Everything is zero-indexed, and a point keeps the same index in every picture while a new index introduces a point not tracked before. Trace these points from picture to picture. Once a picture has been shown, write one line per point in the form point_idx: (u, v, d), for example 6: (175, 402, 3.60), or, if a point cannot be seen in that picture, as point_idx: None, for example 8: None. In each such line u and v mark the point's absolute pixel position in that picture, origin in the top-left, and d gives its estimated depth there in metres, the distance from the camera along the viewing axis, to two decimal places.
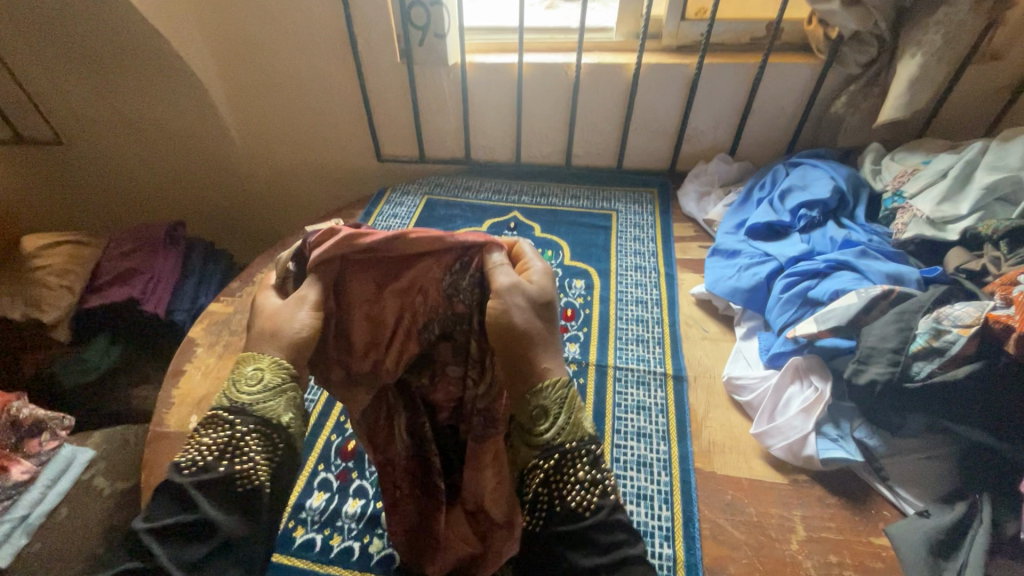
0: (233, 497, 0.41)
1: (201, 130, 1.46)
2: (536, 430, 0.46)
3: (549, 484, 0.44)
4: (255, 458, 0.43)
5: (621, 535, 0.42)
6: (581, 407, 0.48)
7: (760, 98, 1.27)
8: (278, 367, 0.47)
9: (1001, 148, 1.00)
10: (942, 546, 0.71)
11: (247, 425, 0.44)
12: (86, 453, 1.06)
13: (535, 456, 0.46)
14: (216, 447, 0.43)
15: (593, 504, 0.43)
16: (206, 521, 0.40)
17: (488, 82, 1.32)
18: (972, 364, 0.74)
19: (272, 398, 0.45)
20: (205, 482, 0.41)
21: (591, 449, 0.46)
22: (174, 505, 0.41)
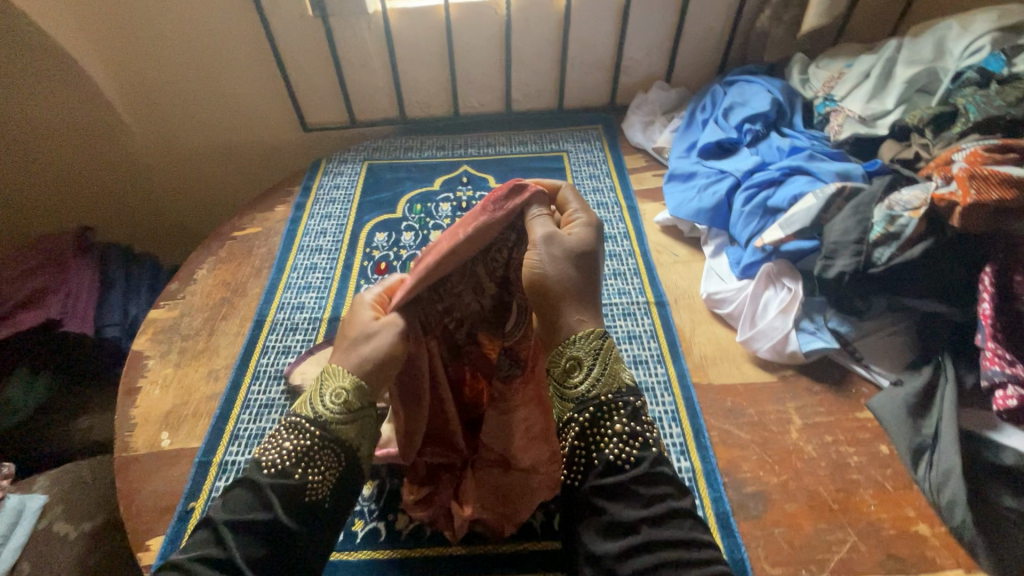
0: (303, 509, 0.46)
1: (86, 119, 1.26)
2: (571, 383, 0.50)
3: (587, 437, 0.48)
4: (321, 474, 0.48)
5: (665, 488, 0.45)
6: (616, 357, 0.51)
7: (689, 20, 1.28)
8: (360, 391, 0.51)
9: (914, 43, 1.07)
10: (918, 407, 0.78)
11: (324, 437, 0.49)
12: (37, 499, 0.93)
13: (571, 409, 0.49)
14: (295, 454, 0.47)
15: (633, 457, 0.46)
16: (278, 522, 0.44)
17: (414, 30, 1.23)
18: (924, 241, 0.81)
19: (350, 422, 0.50)
20: (282, 485, 0.46)
21: (629, 401, 0.49)
22: (252, 501, 0.45)
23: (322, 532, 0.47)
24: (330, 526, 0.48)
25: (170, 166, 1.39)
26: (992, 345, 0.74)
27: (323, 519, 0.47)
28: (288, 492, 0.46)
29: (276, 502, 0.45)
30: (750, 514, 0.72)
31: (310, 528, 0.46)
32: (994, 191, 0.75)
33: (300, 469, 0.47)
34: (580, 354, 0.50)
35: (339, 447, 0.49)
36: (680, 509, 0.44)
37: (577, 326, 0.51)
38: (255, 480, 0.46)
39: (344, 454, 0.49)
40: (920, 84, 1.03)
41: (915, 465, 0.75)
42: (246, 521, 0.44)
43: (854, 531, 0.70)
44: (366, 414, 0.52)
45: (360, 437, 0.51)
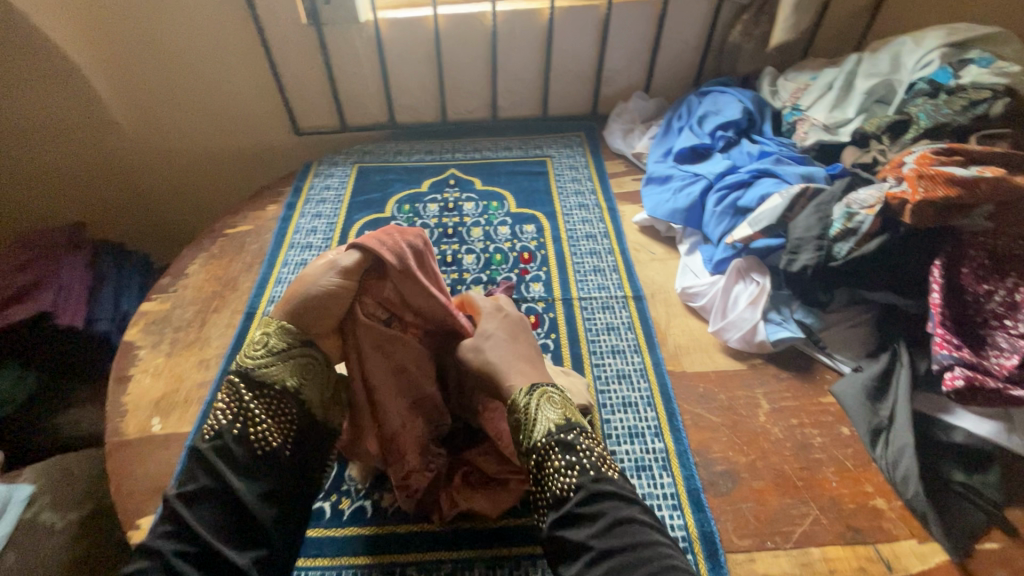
0: (251, 460, 0.54)
1: (80, 121, 1.28)
2: (518, 439, 0.59)
3: (540, 481, 0.56)
4: (265, 422, 0.56)
5: (603, 505, 0.51)
6: (549, 401, 0.59)
7: (666, 34, 1.35)
8: (282, 333, 0.58)
9: (873, 57, 1.14)
10: (876, 391, 0.83)
11: (253, 389, 0.56)
12: (23, 489, 0.92)
13: (525, 459, 0.58)
14: (229, 413, 0.55)
15: (574, 484, 0.53)
16: (227, 482, 0.51)
17: (403, 39, 1.28)
18: (880, 236, 0.86)
19: (278, 364, 0.57)
20: (222, 445, 0.53)
21: (564, 436, 0.56)
22: (199, 465, 0.52)
23: (279, 465, 0.56)
24: (287, 460, 0.57)
25: (163, 167, 1.43)
26: (941, 331, 0.79)
27: (277, 459, 0.56)
28: (234, 446, 0.53)
29: (223, 458, 0.53)
30: (720, 491, 0.76)
31: (257, 475, 0.54)
32: (940, 189, 0.80)
33: (239, 424, 0.55)
34: (517, 413, 0.59)
35: (273, 390, 0.57)
36: (622, 519, 0.50)
37: (514, 387, 0.62)
38: (197, 446, 0.53)
39: (281, 396, 0.57)
40: (878, 95, 1.12)
41: (874, 444, 0.79)
42: (200, 489, 0.51)
43: (816, 505, 0.74)
44: (297, 355, 0.58)
45: (293, 377, 0.58)
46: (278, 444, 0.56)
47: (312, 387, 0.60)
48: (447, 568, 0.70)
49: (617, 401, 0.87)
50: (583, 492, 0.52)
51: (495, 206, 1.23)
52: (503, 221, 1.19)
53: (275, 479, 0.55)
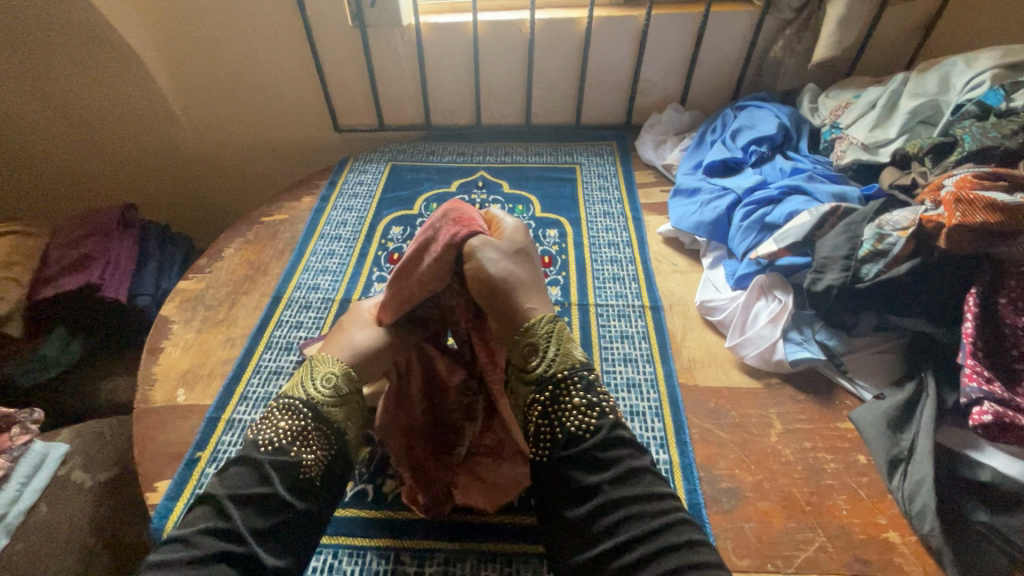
0: (297, 480, 0.55)
1: (142, 110, 1.38)
2: (531, 368, 0.61)
3: (551, 412, 0.58)
4: (316, 450, 0.58)
5: (620, 450, 0.55)
6: (568, 341, 0.63)
7: (704, 47, 1.34)
8: (346, 378, 0.65)
9: (920, 77, 1.10)
10: (898, 420, 0.79)
11: (314, 420, 0.60)
12: (59, 449, 0.99)
13: (534, 391, 0.60)
14: (290, 433, 0.58)
15: (592, 426, 0.56)
16: (275, 492, 0.53)
17: (443, 44, 1.32)
18: (912, 261, 0.83)
19: (337, 405, 0.63)
20: (279, 461, 0.56)
21: (583, 376, 0.60)
22: (253, 475, 0.54)
23: (319, 495, 0.57)
24: (325, 494, 0.58)
25: (213, 156, 1.51)
26: (971, 362, 0.75)
27: (318, 487, 0.57)
28: (286, 462, 0.56)
29: (276, 472, 0.55)
30: (722, 508, 0.74)
31: (303, 496, 0.55)
32: (979, 215, 0.76)
33: (296, 446, 0.57)
34: (535, 342, 0.62)
35: (326, 424, 0.61)
36: (635, 467, 0.53)
37: (531, 314, 0.64)
38: (253, 455, 0.56)
39: (333, 431, 0.61)
40: (923, 116, 1.06)
41: (891, 475, 0.76)
42: (249, 493, 0.53)
43: (823, 532, 0.72)
44: (352, 401, 0.65)
45: (345, 419, 0.63)
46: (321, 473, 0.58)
47: (355, 432, 0.64)
48: (438, 558, 0.70)
49: (624, 409, 0.87)
50: (601, 436, 0.55)
51: (520, 210, 1.24)
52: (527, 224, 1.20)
53: (311, 506, 0.55)
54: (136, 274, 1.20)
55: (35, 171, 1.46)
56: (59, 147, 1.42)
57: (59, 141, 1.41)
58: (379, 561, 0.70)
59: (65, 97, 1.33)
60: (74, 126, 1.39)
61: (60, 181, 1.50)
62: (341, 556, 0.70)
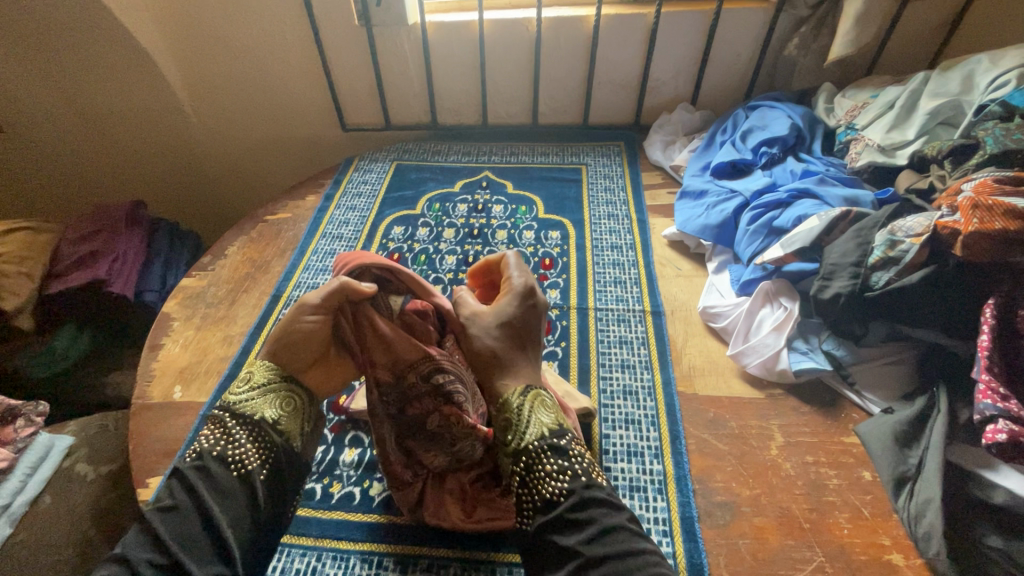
0: (227, 480, 0.53)
1: (155, 108, 1.40)
2: (507, 440, 0.58)
3: (528, 483, 0.55)
4: (244, 446, 0.55)
5: (593, 510, 0.51)
6: (541, 408, 0.58)
7: (716, 46, 1.30)
8: (265, 368, 0.60)
9: (942, 76, 1.05)
10: (906, 436, 0.76)
11: (239, 419, 0.57)
12: (65, 440, 1.02)
13: (511, 462, 0.57)
14: (214, 438, 0.56)
15: (565, 489, 0.53)
16: (200, 496, 0.52)
17: (449, 42, 1.31)
18: (925, 269, 0.78)
19: (260, 397, 0.58)
20: (203, 467, 0.54)
21: (556, 441, 0.56)
22: (179, 486, 0.53)
23: (257, 493, 0.54)
24: (265, 489, 0.55)
25: (224, 153, 1.53)
26: (985, 379, 0.71)
27: (252, 486, 0.54)
28: (212, 468, 0.54)
29: (201, 480, 0.53)
30: (716, 523, 0.72)
31: (231, 498, 0.53)
32: (997, 221, 0.72)
33: (222, 448, 0.55)
34: (508, 414, 0.58)
35: (251, 420, 0.57)
36: (609, 527, 0.49)
37: (507, 382, 0.60)
38: (180, 467, 0.54)
39: (260, 426, 0.57)
40: (944, 116, 1.01)
41: (896, 494, 0.73)
42: (174, 503, 0.51)
43: (822, 551, 0.68)
44: (280, 389, 0.59)
45: (274, 410, 0.58)
46: (256, 469, 0.55)
47: (295, 421, 0.59)
48: (422, 565, 0.69)
49: (619, 417, 0.85)
50: (573, 498, 0.52)
51: (523, 211, 1.23)
52: (529, 225, 1.19)
53: (245, 507, 0.53)
54: (143, 270, 1.22)
55: (50, 166, 1.49)
56: (75, 142, 1.45)
57: (74, 138, 1.44)
58: (363, 566, 0.69)
59: (80, 94, 1.35)
60: (89, 123, 1.42)
61: (77, 179, 1.54)
62: (325, 559, 0.70)
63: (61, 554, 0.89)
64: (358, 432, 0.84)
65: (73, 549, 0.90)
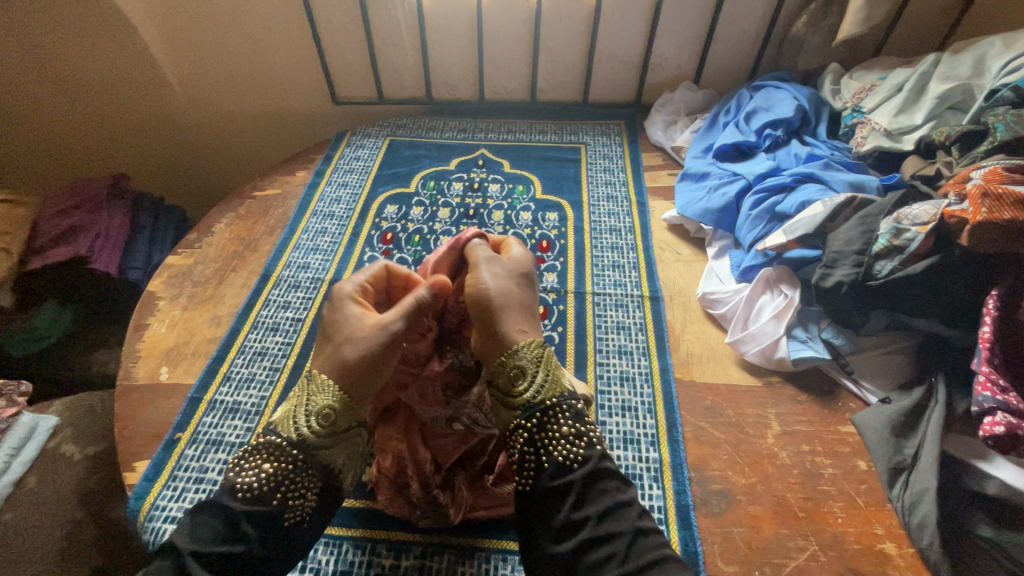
0: (279, 534, 0.53)
1: (137, 76, 1.35)
2: (517, 391, 0.56)
3: (537, 442, 0.54)
4: (300, 497, 0.55)
5: (608, 481, 0.52)
6: (556, 369, 0.58)
7: (722, 23, 1.26)
8: (346, 412, 0.58)
9: (953, 58, 1.02)
10: (902, 426, 0.75)
11: (303, 463, 0.56)
12: (49, 420, 0.98)
13: (519, 415, 0.56)
14: (274, 479, 0.54)
15: (580, 456, 0.52)
16: (251, 551, 0.51)
17: (446, 13, 1.27)
18: (930, 258, 0.77)
19: (332, 445, 0.58)
20: (258, 512, 0.52)
21: (570, 405, 0.56)
22: (229, 531, 0.51)
23: (298, 547, 0.55)
24: (305, 542, 0.55)
25: (209, 125, 1.49)
26: (986, 370, 0.70)
27: (295, 536, 0.54)
28: (266, 516, 0.53)
29: (255, 526, 0.52)
30: (712, 511, 0.72)
31: (279, 552, 0.53)
32: (1006, 212, 0.70)
33: (279, 493, 0.54)
34: (523, 364, 0.57)
35: (318, 470, 0.57)
36: (622, 502, 0.50)
37: (518, 337, 0.59)
38: (232, 504, 0.52)
39: (325, 476, 0.57)
40: (953, 101, 0.99)
41: (891, 484, 0.72)
42: (226, 551, 0.50)
43: (816, 540, 0.68)
44: (347, 435, 0.59)
45: (339, 460, 0.58)
46: (304, 520, 0.55)
47: (350, 471, 0.60)
48: (416, 552, 0.68)
49: (616, 403, 0.84)
50: (589, 465, 0.52)
51: (520, 190, 1.20)
52: (526, 207, 1.16)
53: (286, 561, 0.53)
54: (126, 246, 1.18)
55: (26, 136, 1.42)
56: (51, 113, 1.39)
57: (51, 109, 1.38)
58: (356, 552, 0.68)
59: (56, 61, 1.29)
60: (67, 93, 1.35)
61: (53, 154, 1.47)
62: (317, 546, 0.69)
63: (46, 536, 0.87)
64: None
65: (59, 530, 0.87)
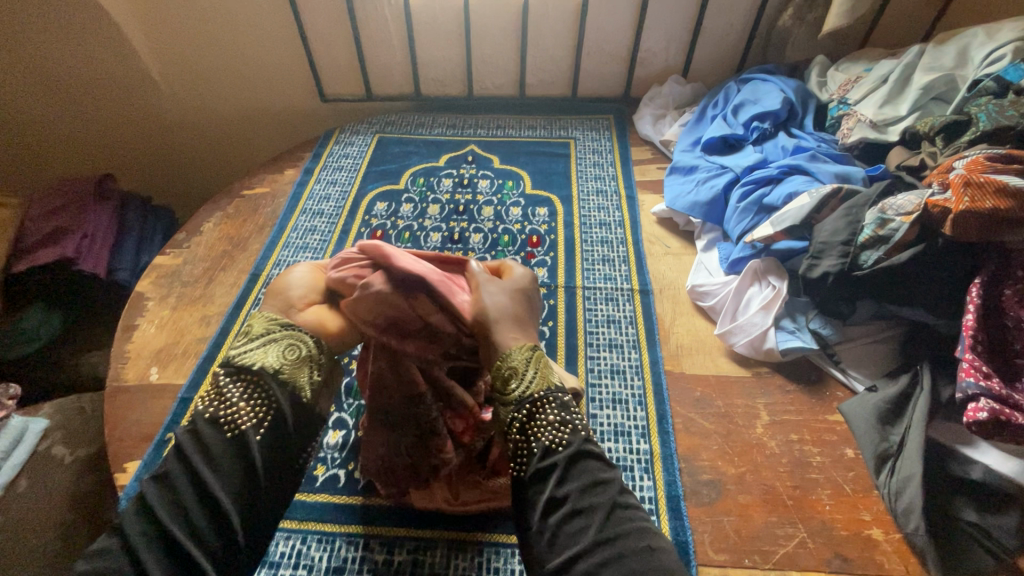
0: (224, 442, 0.48)
1: (121, 75, 1.33)
2: (508, 390, 0.53)
3: (525, 431, 0.51)
4: (238, 402, 0.50)
5: (593, 462, 0.49)
6: (545, 363, 0.56)
7: (708, 16, 1.27)
8: (264, 322, 0.56)
9: (936, 49, 1.03)
10: (887, 413, 0.76)
11: (233, 373, 0.52)
12: (39, 423, 0.98)
13: (509, 410, 0.53)
14: (207, 396, 0.51)
15: (563, 440, 0.50)
16: (192, 461, 0.46)
17: (432, 9, 1.26)
18: (914, 247, 0.78)
19: (260, 347, 0.54)
20: (195, 428, 0.48)
21: (560, 396, 0.53)
22: (172, 455, 0.48)
23: (253, 450, 0.48)
24: (263, 442, 0.49)
25: (197, 124, 1.48)
26: (969, 357, 0.71)
27: (248, 442, 0.48)
28: (203, 428, 0.48)
29: (194, 440, 0.48)
30: (702, 501, 0.72)
31: (226, 457, 0.47)
32: (988, 200, 0.70)
33: (213, 405, 0.50)
34: (512, 362, 0.54)
35: (251, 372, 0.52)
36: (604, 479, 0.47)
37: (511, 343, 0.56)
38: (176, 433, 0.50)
39: (260, 377, 0.52)
40: (937, 91, 0.99)
41: (878, 470, 0.73)
42: (166, 469, 0.46)
43: (804, 528, 0.69)
44: (276, 336, 0.55)
45: (274, 359, 0.53)
46: (252, 425, 0.49)
47: (297, 371, 0.53)
48: (409, 546, 0.69)
49: (606, 396, 0.85)
50: (572, 448, 0.49)
51: (510, 186, 1.20)
52: (516, 202, 1.16)
53: (239, 466, 0.47)
54: (115, 247, 1.18)
55: (10, 138, 1.40)
56: (34, 114, 1.37)
57: (34, 110, 1.36)
58: (349, 548, 0.68)
59: (37, 61, 1.27)
60: (50, 94, 1.34)
61: (37, 155, 1.45)
62: (310, 542, 0.69)
63: (38, 539, 0.86)
64: (341, 414, 0.82)
65: (50, 533, 0.87)
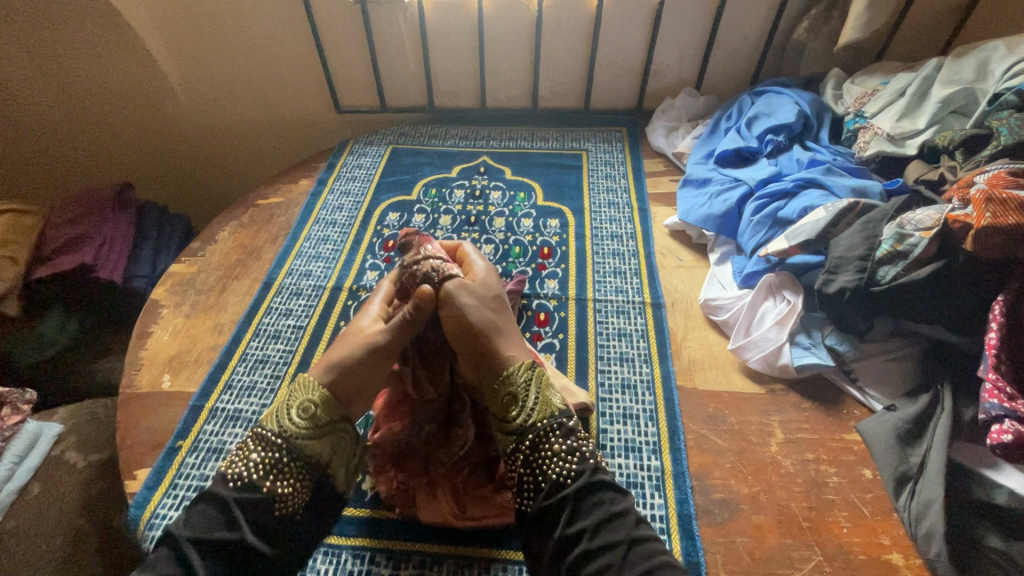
0: (270, 521, 0.54)
1: (142, 85, 1.36)
2: (510, 418, 0.59)
3: (533, 464, 0.56)
4: (292, 484, 0.56)
5: (603, 493, 0.53)
6: (548, 392, 0.61)
7: (723, 30, 1.27)
8: (326, 405, 0.61)
9: (956, 62, 1.01)
10: (907, 434, 0.74)
11: (291, 455, 0.57)
12: (53, 428, 0.98)
13: (513, 441, 0.58)
14: (261, 469, 0.56)
15: (574, 472, 0.54)
16: (242, 538, 0.52)
17: (447, 22, 1.28)
18: (934, 264, 0.76)
19: (318, 438, 0.59)
20: (247, 500, 0.54)
21: (562, 424, 0.58)
22: (219, 519, 0.52)
23: (292, 536, 0.56)
24: (303, 533, 0.57)
25: (214, 133, 1.50)
26: (992, 377, 0.69)
27: (293, 524, 0.56)
28: (256, 504, 0.54)
29: (245, 513, 0.53)
30: (714, 520, 0.71)
31: (277, 546, 0.54)
32: (1011, 216, 0.68)
33: (268, 480, 0.55)
34: (514, 390, 0.60)
35: (306, 461, 0.58)
36: (617, 513, 0.52)
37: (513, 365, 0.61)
38: (223, 492, 0.54)
39: (310, 467, 0.58)
40: (956, 105, 0.98)
41: (897, 494, 0.71)
42: (214, 537, 0.51)
43: (821, 550, 0.67)
44: (330, 430, 0.60)
45: (326, 450, 0.59)
46: (297, 509, 0.56)
47: (342, 463, 0.61)
48: (415, 561, 0.68)
49: (617, 411, 0.84)
50: (582, 479, 0.53)
51: (522, 198, 1.20)
52: (527, 213, 1.16)
53: (283, 546, 0.54)
54: (132, 255, 1.20)
55: (38, 147, 1.44)
56: (58, 121, 1.40)
57: (57, 117, 1.39)
58: (355, 561, 0.68)
59: (65, 71, 1.31)
60: (74, 102, 1.37)
61: (56, 160, 1.48)
62: (316, 555, 0.69)
63: (47, 545, 0.86)
64: (351, 425, 0.82)
65: (61, 538, 0.87)
